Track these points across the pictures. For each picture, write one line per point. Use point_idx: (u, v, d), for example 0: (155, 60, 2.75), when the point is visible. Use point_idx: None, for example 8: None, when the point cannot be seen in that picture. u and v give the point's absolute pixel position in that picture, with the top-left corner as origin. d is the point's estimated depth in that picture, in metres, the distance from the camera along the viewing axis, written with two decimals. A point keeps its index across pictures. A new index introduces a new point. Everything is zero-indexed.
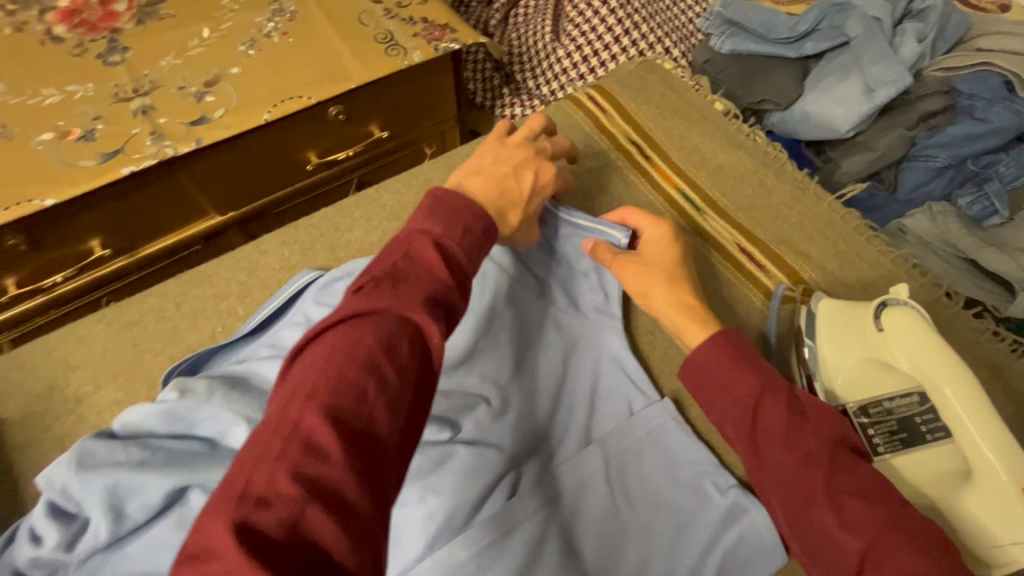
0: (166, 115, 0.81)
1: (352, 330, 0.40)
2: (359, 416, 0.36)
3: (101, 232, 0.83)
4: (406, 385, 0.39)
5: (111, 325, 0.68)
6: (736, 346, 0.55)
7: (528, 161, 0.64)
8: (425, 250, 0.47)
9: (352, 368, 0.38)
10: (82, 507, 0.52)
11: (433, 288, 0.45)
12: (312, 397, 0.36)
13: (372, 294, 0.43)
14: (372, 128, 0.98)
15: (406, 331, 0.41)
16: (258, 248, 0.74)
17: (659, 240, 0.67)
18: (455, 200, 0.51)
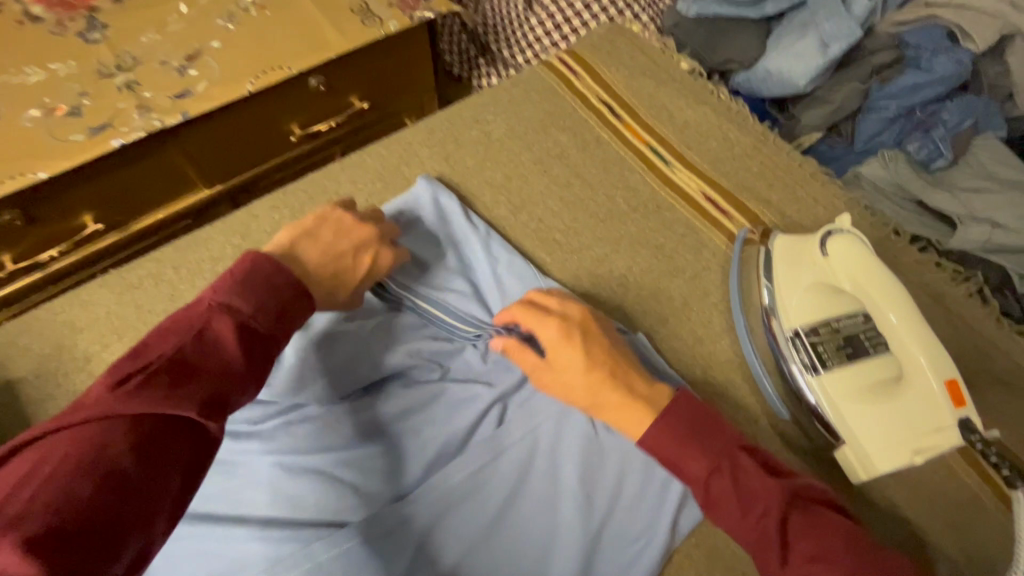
0: (150, 89, 0.83)
1: (99, 432, 0.37)
2: (84, 537, 0.33)
3: (93, 206, 0.86)
4: (161, 493, 0.38)
5: (113, 289, 0.71)
6: (679, 419, 0.54)
7: (370, 242, 0.64)
8: (221, 331, 0.45)
9: (85, 482, 0.35)
10: None
11: (215, 379, 0.43)
12: (20, 523, 0.32)
13: (134, 386, 0.40)
14: (353, 99, 1.01)
15: (168, 428, 0.39)
16: (249, 212, 0.77)
17: (561, 343, 0.60)
18: (272, 272, 0.50)
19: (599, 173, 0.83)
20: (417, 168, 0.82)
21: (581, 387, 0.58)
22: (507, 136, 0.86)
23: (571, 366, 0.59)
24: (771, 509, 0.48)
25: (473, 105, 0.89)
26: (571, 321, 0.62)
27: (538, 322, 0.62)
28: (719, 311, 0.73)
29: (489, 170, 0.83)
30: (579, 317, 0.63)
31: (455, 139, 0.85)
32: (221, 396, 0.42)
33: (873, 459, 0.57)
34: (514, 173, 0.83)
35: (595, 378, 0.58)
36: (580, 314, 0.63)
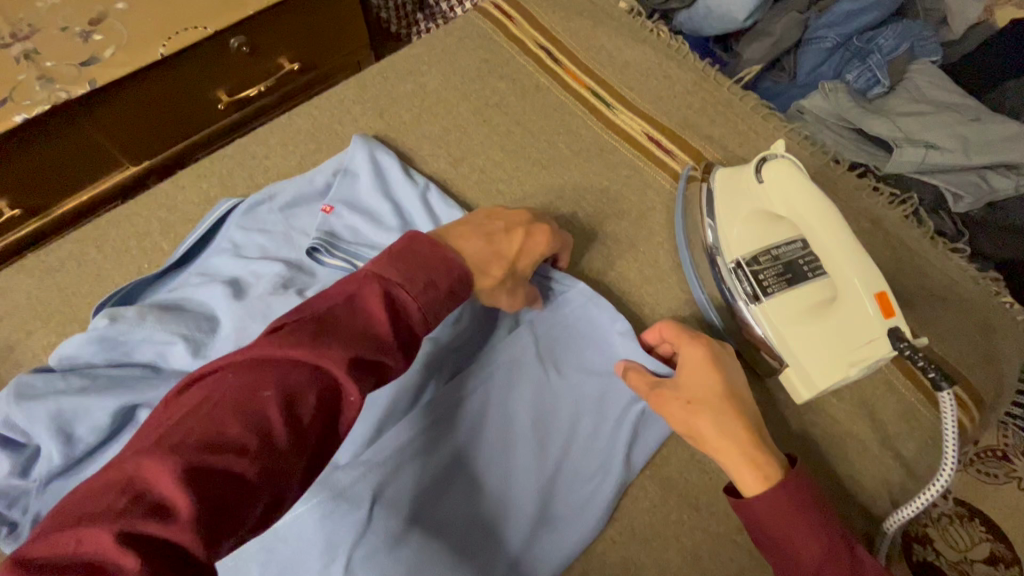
0: (52, 58, 0.77)
1: (256, 376, 0.39)
2: (225, 478, 0.35)
3: (6, 191, 0.81)
4: (303, 443, 0.39)
5: (31, 274, 0.67)
6: (803, 494, 0.52)
7: (521, 225, 0.63)
8: (371, 296, 0.46)
9: (236, 423, 0.37)
10: (30, 435, 0.54)
11: (365, 343, 0.43)
12: (179, 450, 0.35)
13: (293, 337, 0.41)
14: (281, 61, 0.96)
15: (314, 384, 0.40)
16: (174, 183, 0.73)
17: (704, 367, 0.58)
18: (430, 250, 0.52)
19: (540, 120, 0.81)
20: (350, 126, 0.79)
21: (712, 423, 0.55)
22: (443, 88, 0.83)
23: (711, 393, 0.57)
24: None
25: (405, 57, 0.85)
26: (720, 351, 0.60)
27: (703, 347, 0.60)
28: (665, 250, 0.73)
29: (427, 123, 0.80)
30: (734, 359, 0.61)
31: (388, 94, 0.81)
32: (368, 359, 0.43)
33: (815, 378, 0.59)
34: (452, 125, 0.80)
35: (729, 418, 0.55)
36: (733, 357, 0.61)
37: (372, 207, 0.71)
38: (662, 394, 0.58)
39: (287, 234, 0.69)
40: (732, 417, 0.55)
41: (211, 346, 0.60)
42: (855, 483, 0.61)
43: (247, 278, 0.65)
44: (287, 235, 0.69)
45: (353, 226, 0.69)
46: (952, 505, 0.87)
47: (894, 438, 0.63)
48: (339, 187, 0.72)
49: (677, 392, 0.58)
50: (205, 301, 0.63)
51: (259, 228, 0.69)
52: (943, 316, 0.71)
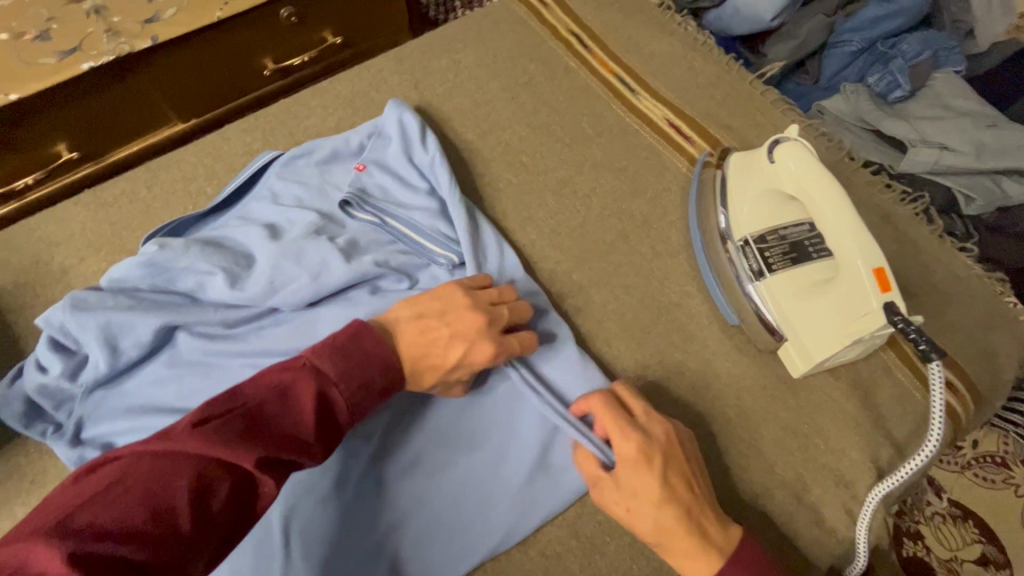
0: (118, 13, 0.81)
1: (169, 464, 0.38)
2: (121, 567, 0.34)
3: (66, 134, 0.87)
4: (206, 533, 0.38)
5: (87, 207, 0.73)
6: (737, 562, 0.52)
7: (469, 332, 0.57)
8: (305, 395, 0.46)
9: (140, 513, 0.36)
10: (81, 344, 0.59)
11: (285, 441, 0.43)
12: (76, 537, 0.34)
13: (217, 427, 0.41)
14: (325, 34, 1.02)
15: (230, 475, 0.40)
16: (221, 135, 0.79)
17: (636, 463, 0.54)
18: (374, 346, 0.51)
19: (566, 101, 0.85)
20: (386, 94, 0.83)
21: (652, 523, 0.53)
22: (476, 65, 0.87)
23: (645, 492, 0.53)
24: None
25: (442, 35, 0.89)
26: (651, 444, 0.55)
27: (634, 443, 0.55)
28: (677, 229, 0.76)
29: (458, 96, 0.84)
30: (663, 437, 0.56)
31: (424, 68, 0.86)
32: (286, 459, 0.43)
33: (812, 351, 0.63)
34: (482, 100, 0.84)
35: (668, 516, 0.52)
36: (664, 434, 0.57)
37: (403, 169, 0.75)
38: (599, 486, 0.56)
39: (322, 188, 0.74)
40: (673, 517, 0.52)
41: (246, 279, 0.64)
42: (845, 458, 0.63)
43: (284, 224, 0.70)
44: (323, 188, 0.74)
45: (383, 185, 0.74)
46: (945, 505, 0.88)
47: (887, 420, 0.65)
48: (374, 149, 0.76)
49: (614, 484, 0.55)
50: (243, 239, 0.68)
51: (297, 180, 0.74)
52: (946, 310, 0.72)
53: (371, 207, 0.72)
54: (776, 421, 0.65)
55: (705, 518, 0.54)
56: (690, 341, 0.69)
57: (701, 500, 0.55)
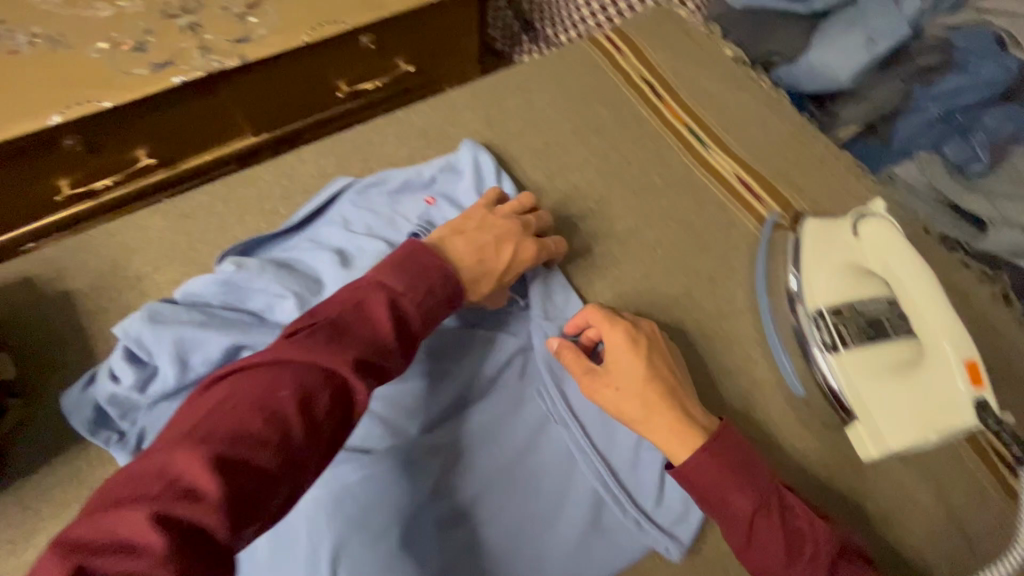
0: (212, 32, 0.86)
1: (271, 380, 0.43)
2: (246, 468, 0.39)
3: (148, 140, 0.90)
4: (314, 438, 0.43)
5: (166, 217, 0.75)
6: (728, 450, 0.57)
7: (509, 235, 0.66)
8: (378, 307, 0.51)
9: (255, 420, 0.41)
10: (153, 356, 0.60)
11: (368, 349, 0.48)
12: (206, 443, 0.39)
13: (309, 340, 0.47)
14: (399, 61, 1.04)
15: (326, 381, 0.45)
16: (298, 156, 0.80)
17: (625, 349, 0.62)
18: (430, 261, 0.56)
19: (637, 149, 0.85)
20: (459, 128, 0.85)
21: (638, 401, 0.60)
22: (549, 105, 0.88)
23: (630, 372, 0.61)
24: (820, 552, 0.53)
25: (518, 73, 0.91)
26: (637, 330, 0.64)
27: (623, 330, 0.64)
28: (743, 289, 0.75)
29: (529, 136, 0.85)
30: (647, 329, 0.65)
31: (498, 104, 0.87)
32: (372, 362, 0.48)
33: (886, 436, 0.59)
34: (552, 141, 0.85)
35: (652, 391, 0.60)
36: (647, 328, 0.66)
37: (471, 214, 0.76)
38: (594, 382, 0.62)
39: (391, 218, 0.75)
40: (656, 391, 0.60)
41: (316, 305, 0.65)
42: (912, 551, 0.60)
43: (353, 251, 0.71)
44: (392, 218, 0.74)
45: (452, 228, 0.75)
46: None
47: (957, 515, 0.62)
48: (444, 189, 0.78)
49: (607, 378, 0.61)
50: (314, 264, 0.69)
51: (369, 209, 0.75)
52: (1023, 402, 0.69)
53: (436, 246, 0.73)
54: (840, 503, 0.62)
55: (687, 402, 0.61)
56: (750, 406, 0.67)
57: (685, 389, 0.62)
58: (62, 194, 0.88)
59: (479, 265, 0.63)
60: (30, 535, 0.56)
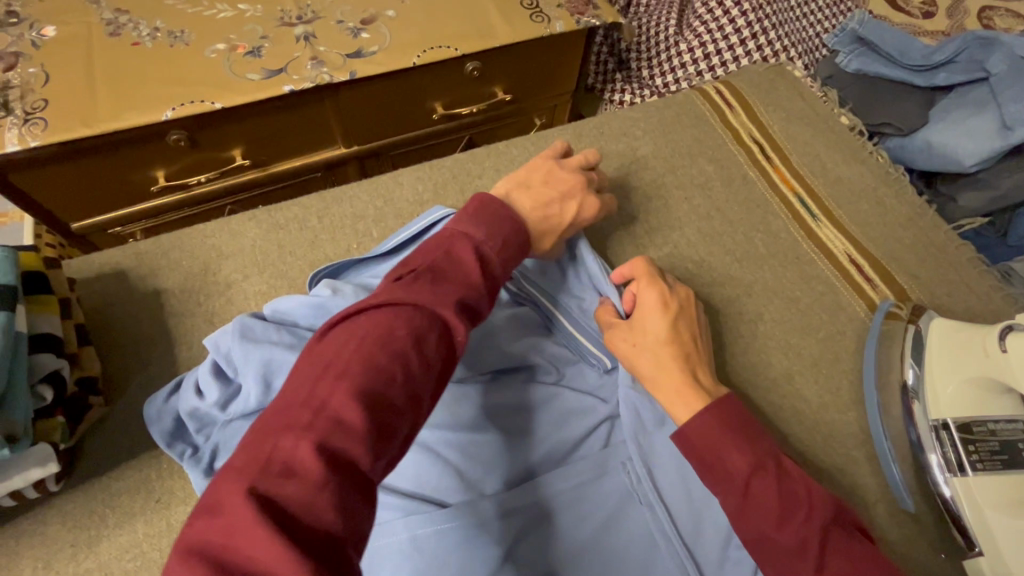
0: (325, 44, 0.86)
1: (384, 318, 0.40)
2: (383, 401, 0.36)
3: (245, 142, 0.90)
4: (432, 373, 0.40)
5: (260, 225, 0.74)
6: (730, 412, 0.56)
7: (575, 193, 0.67)
8: (466, 253, 0.48)
9: (382, 355, 0.38)
10: (239, 374, 0.58)
11: (467, 291, 0.46)
12: (341, 377, 0.36)
13: (411, 281, 0.44)
14: (497, 90, 1.03)
15: (436, 320, 0.42)
16: (395, 178, 0.79)
17: (653, 308, 0.65)
18: (503, 212, 0.54)
19: (741, 212, 0.81)
20: None
21: (650, 354, 0.62)
22: (653, 156, 0.85)
23: (650, 330, 0.63)
24: (814, 516, 0.49)
25: (623, 118, 0.88)
26: (670, 297, 0.66)
27: (657, 291, 0.67)
28: (849, 382, 0.69)
29: (631, 185, 0.82)
30: (683, 296, 0.68)
31: (601, 149, 0.84)
32: (469, 303, 0.45)
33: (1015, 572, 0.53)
34: (654, 193, 0.81)
35: (666, 350, 0.62)
36: (684, 295, 0.68)
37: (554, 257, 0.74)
38: (613, 333, 0.65)
39: None
40: (675, 350, 0.62)
41: None
42: None
43: None
44: None
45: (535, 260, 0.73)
46: None
47: None
48: None
49: (625, 330, 0.65)
50: None
51: None
52: None
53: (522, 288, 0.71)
54: None
55: (699, 368, 0.62)
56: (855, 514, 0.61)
57: (701, 355, 0.64)
58: (158, 185, 0.89)
59: (545, 219, 0.63)
60: (92, 543, 0.54)
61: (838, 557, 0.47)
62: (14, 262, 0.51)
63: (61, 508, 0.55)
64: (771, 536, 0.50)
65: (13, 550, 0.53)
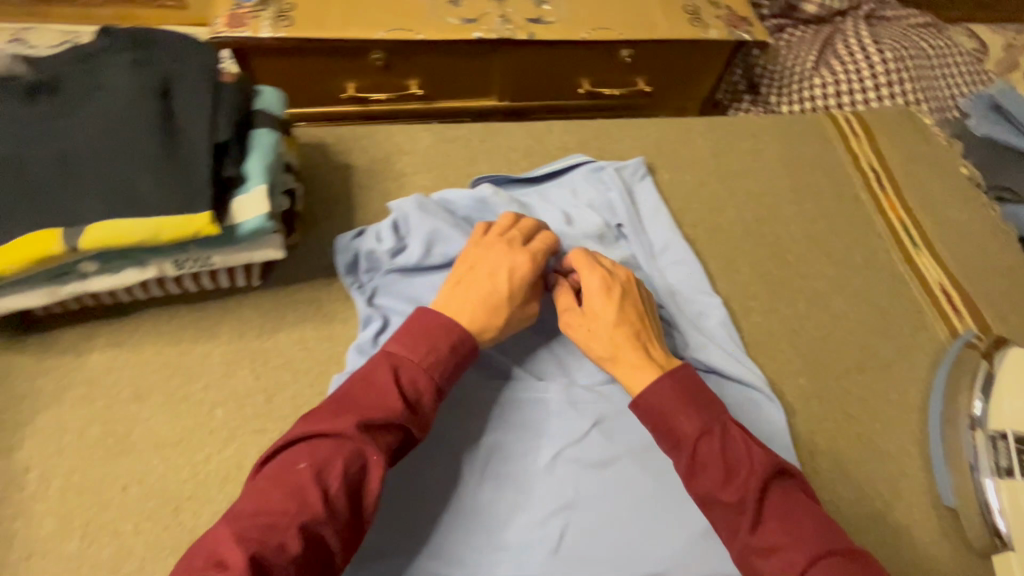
0: (513, 7, 1.01)
1: (302, 451, 0.51)
2: (268, 537, 0.45)
3: (424, 75, 1.06)
4: (329, 500, 0.48)
5: (434, 137, 0.89)
6: (685, 381, 0.60)
7: (505, 260, 0.65)
8: (383, 371, 0.56)
9: (278, 495, 0.48)
10: (409, 236, 0.73)
11: (376, 408, 0.53)
12: (238, 523, 0.46)
13: (322, 412, 0.53)
14: (639, 81, 1.15)
15: (338, 456, 0.50)
16: (548, 126, 0.92)
17: (598, 294, 0.66)
18: (436, 319, 0.60)
19: (846, 226, 0.88)
20: (689, 150, 0.93)
21: (606, 340, 0.64)
22: (774, 159, 0.93)
23: (602, 319, 0.65)
24: (754, 477, 0.54)
25: (754, 123, 0.97)
26: (613, 279, 0.68)
27: (599, 276, 0.67)
28: (917, 389, 0.75)
29: (748, 179, 0.91)
30: (624, 278, 0.68)
31: (728, 143, 0.94)
32: (380, 421, 0.53)
33: None
34: (769, 190, 0.90)
35: (620, 334, 0.64)
36: (625, 276, 0.69)
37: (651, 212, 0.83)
38: (571, 325, 0.67)
39: (612, 199, 0.82)
40: (624, 333, 0.64)
41: None
42: None
43: (576, 216, 0.80)
44: (613, 199, 0.82)
45: (645, 211, 0.83)
46: None
47: None
48: (635, 180, 0.85)
49: (582, 322, 0.66)
50: (544, 214, 0.79)
51: (598, 186, 0.83)
52: None
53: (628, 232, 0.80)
54: None
55: (651, 344, 0.65)
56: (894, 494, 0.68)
57: (651, 333, 0.66)
58: (346, 94, 1.06)
59: (489, 317, 0.62)
60: (272, 332, 0.70)
61: (771, 514, 0.53)
62: (281, 103, 0.67)
63: (256, 302, 0.71)
64: (716, 497, 0.54)
65: (220, 320, 0.70)
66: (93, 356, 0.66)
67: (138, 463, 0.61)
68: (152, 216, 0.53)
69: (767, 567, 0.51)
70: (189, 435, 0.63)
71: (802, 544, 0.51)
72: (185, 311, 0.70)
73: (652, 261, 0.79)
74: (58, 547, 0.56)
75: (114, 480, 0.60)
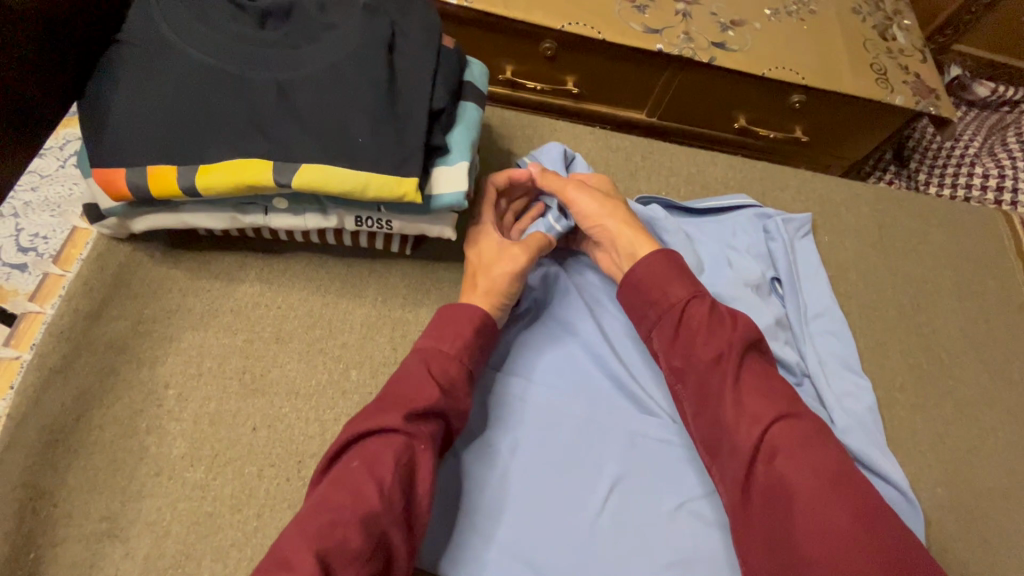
0: (697, 26, 0.97)
1: (354, 451, 0.49)
2: (331, 531, 0.43)
3: (585, 75, 1.03)
4: (384, 489, 0.46)
5: (597, 141, 0.86)
6: (677, 258, 0.63)
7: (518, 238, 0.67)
8: (414, 364, 0.55)
9: (333, 493, 0.46)
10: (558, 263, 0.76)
11: (414, 396, 0.52)
12: (294, 524, 0.45)
13: (358, 414, 0.52)
14: (797, 129, 1.09)
15: (384, 448, 0.49)
16: (712, 157, 0.88)
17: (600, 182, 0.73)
18: (462, 312, 0.59)
19: (1007, 337, 0.82)
20: (853, 216, 0.88)
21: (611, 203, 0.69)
22: (939, 247, 0.88)
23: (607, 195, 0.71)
24: (734, 342, 0.56)
25: (924, 203, 0.92)
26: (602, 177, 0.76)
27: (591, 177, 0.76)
28: None
29: (911, 261, 0.85)
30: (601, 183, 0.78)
31: (894, 218, 0.89)
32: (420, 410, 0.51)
33: None
34: (930, 278, 0.84)
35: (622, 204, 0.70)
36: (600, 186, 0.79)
37: (808, 271, 0.79)
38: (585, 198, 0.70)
39: (775, 249, 0.78)
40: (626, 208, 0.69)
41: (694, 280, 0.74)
42: None
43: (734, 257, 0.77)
44: (775, 250, 0.78)
45: (804, 269, 0.79)
46: None
47: None
48: (797, 234, 0.81)
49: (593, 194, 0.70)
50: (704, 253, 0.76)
51: (762, 233, 0.79)
52: None
53: (783, 287, 0.76)
54: None
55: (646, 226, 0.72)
56: None
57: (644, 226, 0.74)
58: (503, 76, 1.04)
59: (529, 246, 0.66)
60: (414, 304, 0.68)
61: (748, 376, 0.55)
62: (485, 76, 0.65)
63: (402, 270, 0.70)
64: (698, 359, 0.57)
65: (366, 279, 0.68)
66: (242, 288, 0.65)
67: (269, 407, 0.60)
68: (365, 170, 0.52)
69: (735, 424, 0.53)
70: (321, 390, 0.61)
71: (773, 409, 0.53)
72: (334, 263, 0.69)
73: (804, 324, 0.74)
74: (184, 472, 0.56)
75: (245, 418, 0.59)
